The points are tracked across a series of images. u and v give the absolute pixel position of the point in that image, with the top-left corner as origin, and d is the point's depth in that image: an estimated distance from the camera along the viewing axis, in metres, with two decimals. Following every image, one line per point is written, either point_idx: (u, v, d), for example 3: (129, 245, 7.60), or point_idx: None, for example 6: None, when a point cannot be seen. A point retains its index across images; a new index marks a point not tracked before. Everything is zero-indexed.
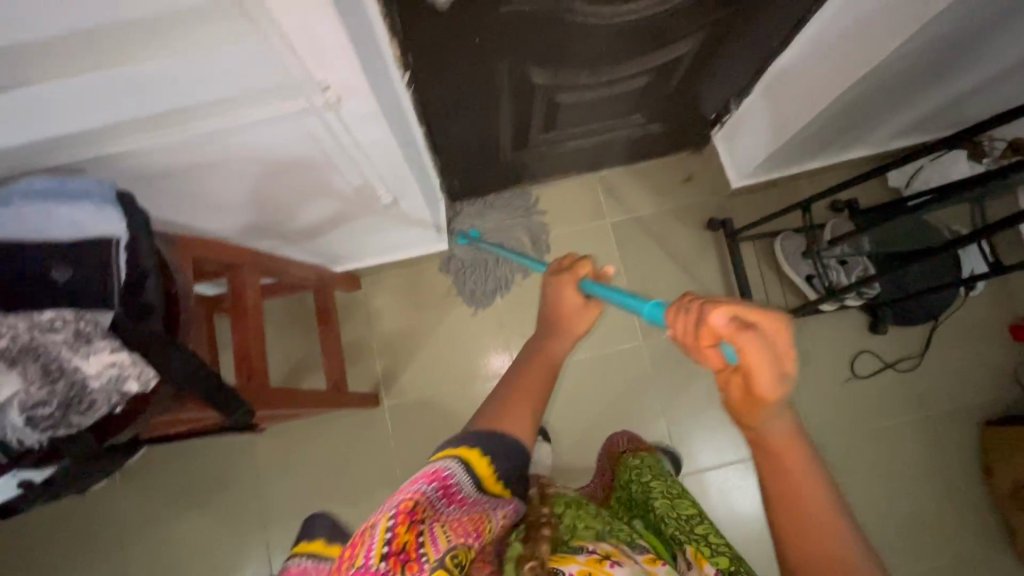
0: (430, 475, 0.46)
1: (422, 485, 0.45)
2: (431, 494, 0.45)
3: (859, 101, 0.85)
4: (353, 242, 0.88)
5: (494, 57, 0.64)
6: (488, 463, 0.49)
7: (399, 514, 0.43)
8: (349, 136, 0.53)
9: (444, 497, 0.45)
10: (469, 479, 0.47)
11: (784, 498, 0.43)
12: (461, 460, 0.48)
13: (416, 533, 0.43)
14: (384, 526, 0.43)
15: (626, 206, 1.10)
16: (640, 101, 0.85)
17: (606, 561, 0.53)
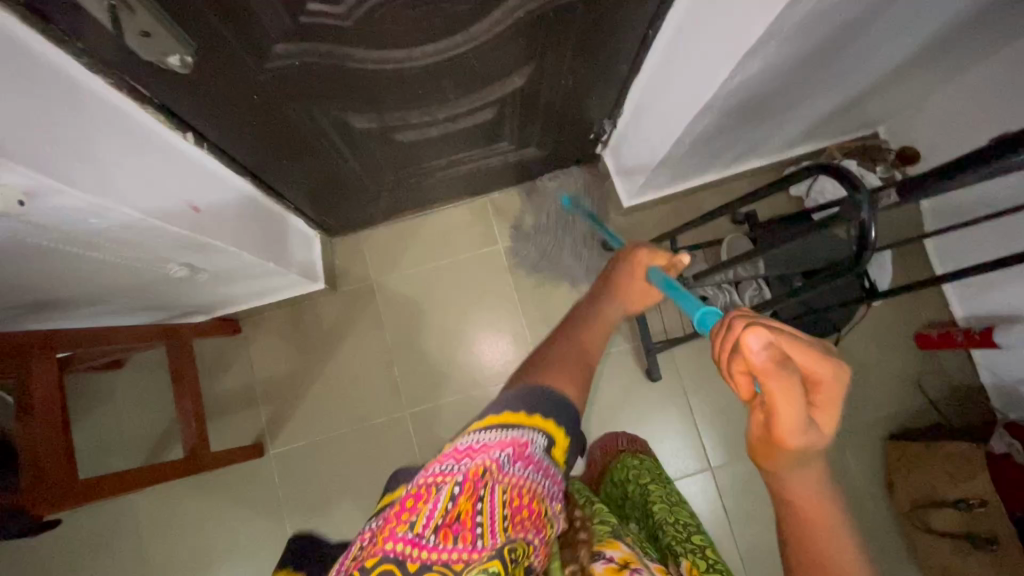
0: (511, 443, 0.41)
1: (497, 448, 0.40)
2: (503, 460, 0.40)
3: (732, 118, 0.80)
4: (197, 297, 0.81)
5: (292, 108, 0.58)
6: (563, 437, 0.45)
7: (467, 480, 0.38)
8: (80, 226, 0.46)
9: (520, 467, 0.41)
10: (547, 453, 0.43)
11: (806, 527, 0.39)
12: (545, 433, 0.43)
13: (475, 502, 0.38)
14: (452, 487, 0.37)
15: (519, 229, 1.05)
16: (501, 129, 0.80)
17: (625, 569, 0.48)
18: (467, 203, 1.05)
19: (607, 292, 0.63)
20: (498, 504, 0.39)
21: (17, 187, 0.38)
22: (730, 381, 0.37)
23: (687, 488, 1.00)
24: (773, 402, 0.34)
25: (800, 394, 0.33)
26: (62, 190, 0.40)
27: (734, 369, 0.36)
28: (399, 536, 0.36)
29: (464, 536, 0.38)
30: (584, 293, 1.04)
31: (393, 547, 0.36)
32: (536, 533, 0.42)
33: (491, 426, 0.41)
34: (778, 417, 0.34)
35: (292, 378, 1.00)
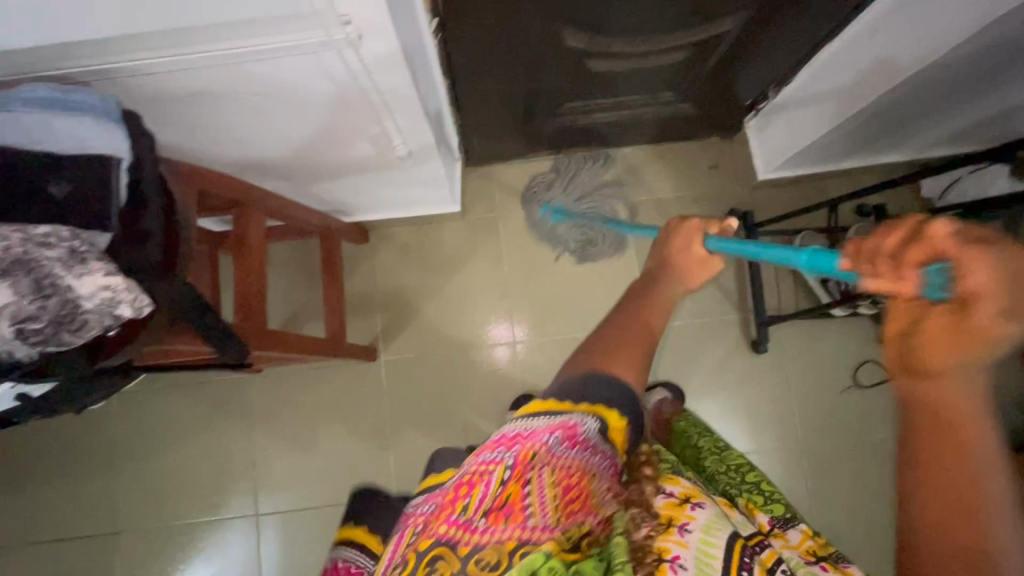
0: (557, 424, 0.40)
1: (546, 432, 0.40)
2: (556, 443, 0.39)
3: (906, 106, 0.81)
4: (362, 197, 0.86)
5: (528, 14, 0.61)
6: (621, 423, 0.43)
7: (516, 463, 0.39)
8: (369, 80, 0.50)
9: (568, 445, 0.40)
10: (598, 438, 0.41)
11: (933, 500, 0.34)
12: (598, 418, 0.41)
13: (525, 484, 0.38)
14: (501, 472, 0.38)
15: (646, 187, 1.07)
16: (675, 78, 0.82)
17: (686, 505, 0.49)
18: (599, 153, 1.07)
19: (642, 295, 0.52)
20: (547, 485, 0.39)
21: (359, 21, 0.41)
22: (892, 284, 0.35)
23: (773, 462, 1.02)
24: (967, 290, 0.32)
25: (988, 263, 0.31)
26: (386, 34, 0.43)
27: (904, 262, 0.34)
28: (450, 518, 0.37)
29: (514, 518, 0.38)
30: None
31: (444, 530, 0.37)
32: (590, 518, 0.41)
33: (538, 412, 0.41)
34: (970, 284, 0.32)
35: (410, 294, 1.05)
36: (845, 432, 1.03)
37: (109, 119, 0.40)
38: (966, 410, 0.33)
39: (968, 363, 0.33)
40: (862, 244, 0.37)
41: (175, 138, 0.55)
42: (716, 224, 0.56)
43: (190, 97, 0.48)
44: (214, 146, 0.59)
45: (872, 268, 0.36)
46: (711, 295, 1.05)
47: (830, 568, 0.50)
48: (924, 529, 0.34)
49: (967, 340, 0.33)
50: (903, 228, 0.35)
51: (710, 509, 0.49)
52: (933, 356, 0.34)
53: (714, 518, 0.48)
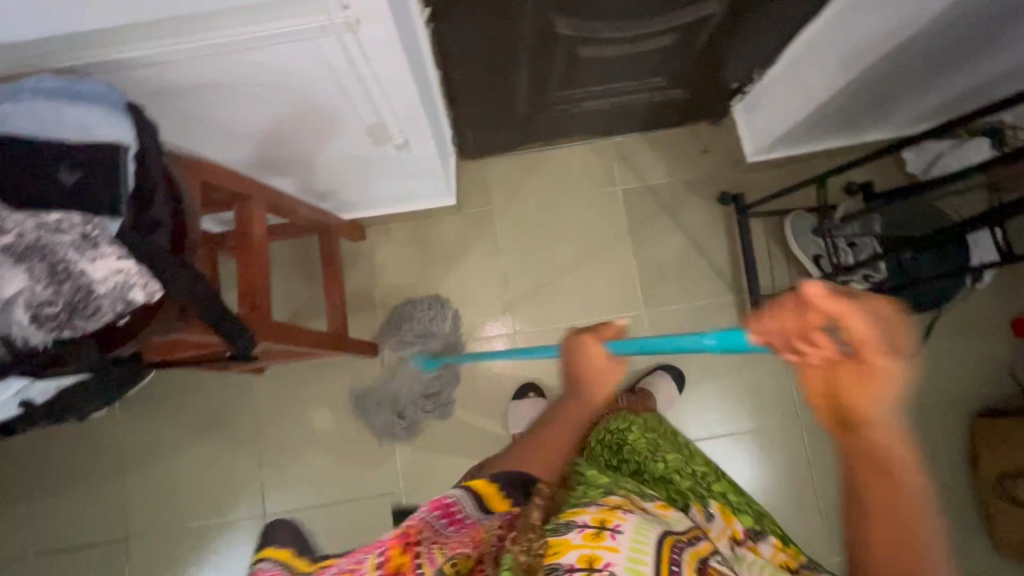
0: (431, 503, 0.46)
1: (420, 511, 0.45)
2: (431, 520, 0.44)
3: (889, 82, 0.83)
4: (358, 192, 0.87)
5: (518, 1, 0.62)
6: (492, 485, 0.48)
7: (391, 544, 0.42)
8: (367, 67, 0.51)
9: (444, 520, 0.45)
10: (476, 506, 0.47)
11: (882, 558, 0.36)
12: (467, 488, 0.48)
13: (411, 554, 0.42)
14: (375, 558, 0.41)
15: (638, 174, 1.09)
16: (663, 63, 0.84)
17: (618, 508, 0.43)
18: (591, 142, 1.09)
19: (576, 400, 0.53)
20: (435, 554, 0.42)
21: (358, 6, 0.43)
22: (806, 352, 0.35)
23: (774, 440, 1.04)
24: (855, 338, 0.33)
25: (863, 315, 0.32)
26: (383, 19, 0.44)
27: (810, 330, 0.34)
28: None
29: None
30: (694, 245, 1.07)
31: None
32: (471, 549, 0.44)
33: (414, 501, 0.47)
34: (858, 334, 0.32)
35: (410, 288, 1.05)
36: None
37: (115, 108, 0.41)
38: (898, 450, 0.36)
39: (887, 397, 0.34)
40: (759, 320, 0.37)
41: (176, 135, 0.56)
42: (611, 325, 0.53)
43: (193, 90, 0.49)
44: (215, 142, 0.60)
45: (789, 345, 0.35)
46: (707, 278, 1.07)
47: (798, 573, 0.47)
48: (869, 551, 0.36)
49: (873, 380, 0.34)
50: (785, 300, 0.35)
51: (638, 515, 0.43)
52: (858, 402, 0.35)
53: (643, 522, 0.42)
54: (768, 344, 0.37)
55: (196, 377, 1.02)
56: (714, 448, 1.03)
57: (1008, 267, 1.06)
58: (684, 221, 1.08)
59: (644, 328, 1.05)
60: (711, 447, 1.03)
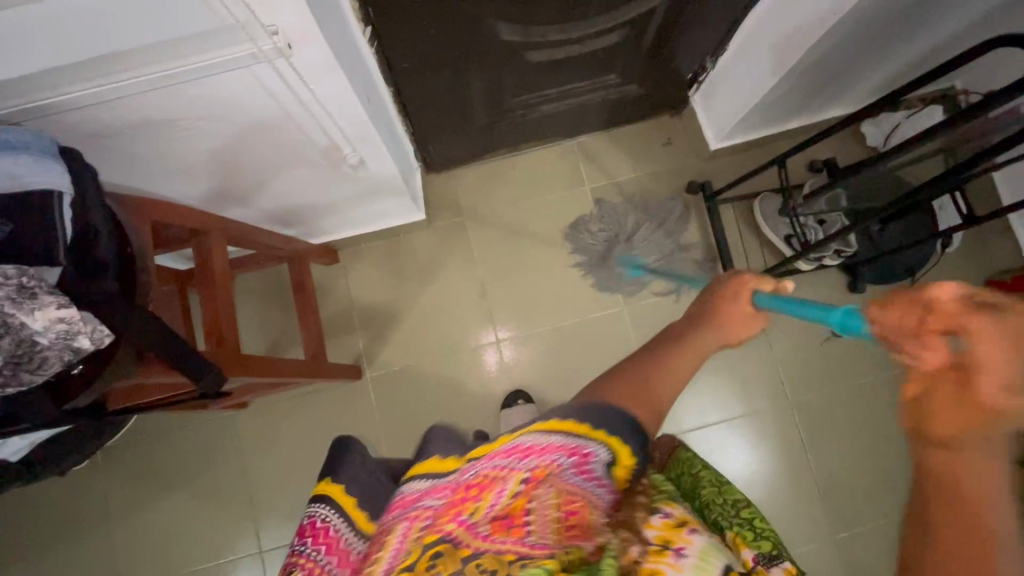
0: (571, 449, 0.39)
1: (560, 455, 0.38)
2: (567, 468, 0.39)
3: (837, 59, 0.84)
4: (323, 216, 0.86)
5: (459, 12, 0.62)
6: (624, 449, 0.40)
7: (525, 480, 0.38)
8: (308, 89, 0.51)
9: (579, 473, 0.39)
10: (607, 470, 0.40)
11: None
12: (608, 448, 0.40)
13: (528, 504, 0.38)
14: (509, 488, 0.37)
15: (605, 172, 1.09)
16: (614, 60, 0.84)
17: (685, 527, 0.44)
18: (555, 144, 1.09)
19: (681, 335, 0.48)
20: (550, 509, 0.38)
21: (286, 30, 0.43)
22: (916, 353, 0.32)
23: (768, 423, 1.04)
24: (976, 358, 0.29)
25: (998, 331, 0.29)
26: (315, 41, 0.44)
27: (925, 332, 0.31)
28: (460, 518, 0.37)
29: (515, 531, 0.37)
30: (668, 236, 1.07)
31: (451, 528, 0.37)
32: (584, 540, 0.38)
33: (559, 432, 0.39)
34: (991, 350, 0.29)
35: (388, 307, 1.05)
36: (832, 383, 1.05)
37: (46, 156, 0.40)
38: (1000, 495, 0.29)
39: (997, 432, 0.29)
40: (879, 309, 0.35)
41: (125, 177, 0.56)
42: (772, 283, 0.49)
43: (133, 129, 0.48)
44: (166, 180, 0.59)
45: (898, 343, 0.34)
46: (685, 268, 1.07)
47: None
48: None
49: (982, 410, 0.29)
50: (904, 292, 0.33)
51: (703, 539, 0.43)
52: (943, 426, 0.30)
53: (708, 547, 0.43)
54: (883, 339, 0.35)
55: (178, 419, 1.00)
56: (708, 437, 1.03)
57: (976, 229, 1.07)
58: (656, 213, 1.08)
59: (626, 324, 1.05)
60: (705, 436, 1.03)
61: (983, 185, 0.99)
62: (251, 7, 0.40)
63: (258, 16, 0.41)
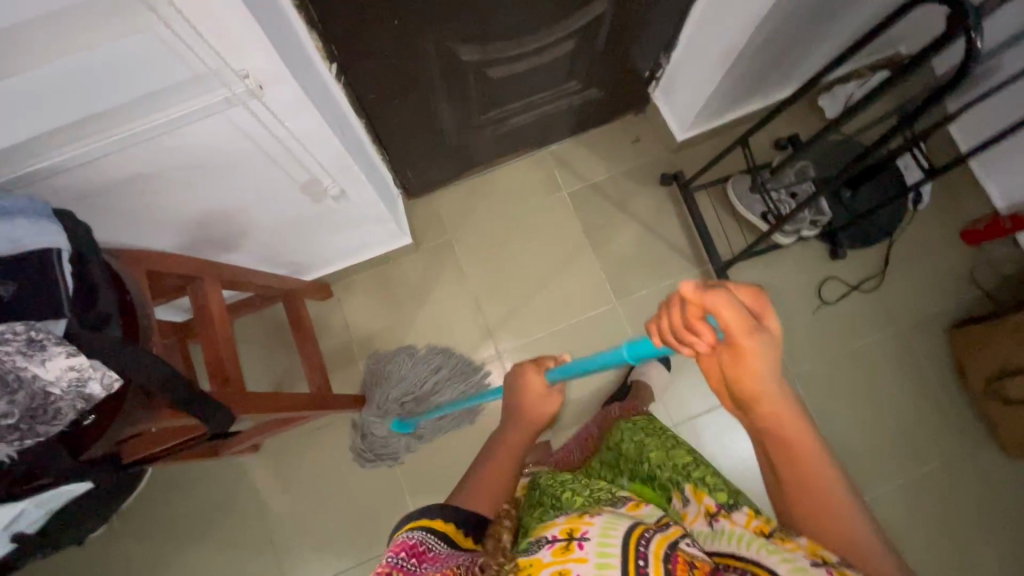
0: (397, 548, 0.44)
1: (389, 556, 0.43)
2: (402, 563, 0.43)
3: (782, 40, 0.88)
4: (312, 251, 0.88)
5: (418, 38, 0.66)
6: (452, 525, 0.48)
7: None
8: (283, 127, 0.53)
9: (418, 560, 0.43)
10: (442, 543, 0.46)
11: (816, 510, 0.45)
12: (427, 528, 0.46)
13: None
14: None
15: (580, 175, 1.12)
16: (572, 68, 0.88)
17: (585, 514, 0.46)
18: (528, 156, 1.13)
19: (515, 424, 0.64)
20: None
21: (254, 72, 0.45)
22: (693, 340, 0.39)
23: None
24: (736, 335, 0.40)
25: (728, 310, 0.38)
26: (283, 80, 0.47)
27: (692, 322, 0.39)
28: None
29: None
30: (648, 229, 1.10)
31: None
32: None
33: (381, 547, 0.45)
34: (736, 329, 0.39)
35: (385, 333, 1.06)
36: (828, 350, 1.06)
37: (42, 216, 0.42)
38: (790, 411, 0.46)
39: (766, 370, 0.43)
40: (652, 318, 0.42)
41: (117, 232, 0.58)
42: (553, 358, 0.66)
43: (118, 185, 0.51)
44: (156, 232, 0.61)
45: (678, 339, 0.41)
46: (669, 257, 1.09)
47: (774, 540, 0.45)
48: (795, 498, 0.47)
49: (754, 354, 0.41)
50: (674, 298, 0.39)
51: (608, 514, 0.46)
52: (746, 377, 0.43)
53: (613, 520, 0.45)
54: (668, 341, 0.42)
55: (190, 471, 1.00)
56: (716, 419, 1.04)
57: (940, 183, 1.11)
58: (634, 209, 1.11)
59: (621, 319, 1.07)
60: (713, 419, 1.04)
61: (940, 141, 1.03)
62: (221, 55, 0.42)
63: (228, 62, 0.43)
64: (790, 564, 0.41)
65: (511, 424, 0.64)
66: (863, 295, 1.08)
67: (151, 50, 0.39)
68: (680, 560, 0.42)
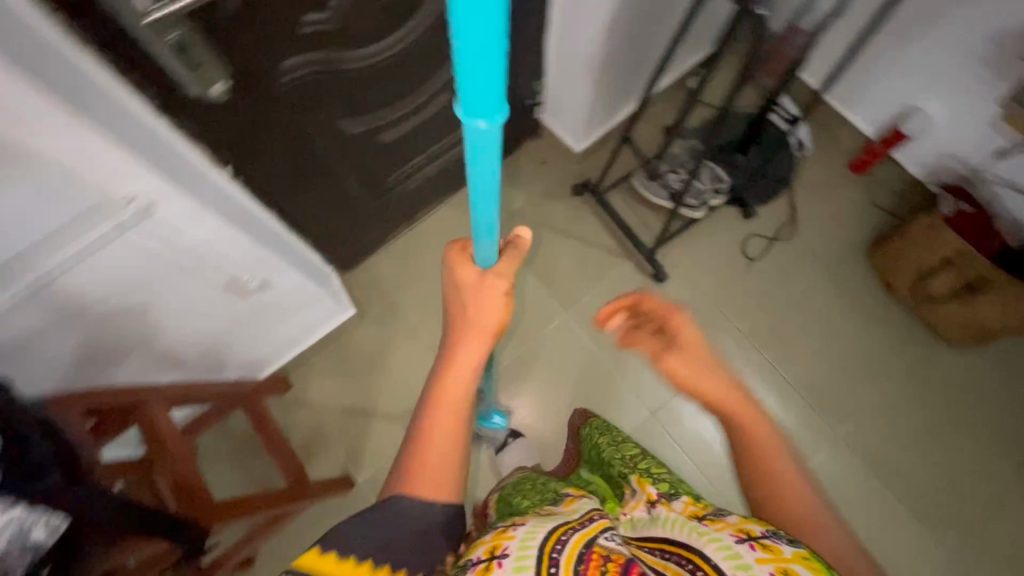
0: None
1: None
2: None
3: (632, 45, 0.97)
4: (255, 345, 0.89)
5: (300, 125, 0.70)
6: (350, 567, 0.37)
7: None
8: (186, 238, 0.56)
9: None
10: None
11: (766, 499, 0.49)
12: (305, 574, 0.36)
13: None
14: None
15: (499, 206, 1.18)
16: (457, 114, 0.94)
17: (508, 530, 0.50)
18: (446, 202, 1.18)
19: (456, 332, 0.45)
20: None
21: (140, 195, 0.48)
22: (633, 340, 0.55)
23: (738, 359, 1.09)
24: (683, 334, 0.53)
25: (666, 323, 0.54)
26: (173, 194, 0.50)
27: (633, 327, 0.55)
28: None
29: None
30: (576, 237, 1.16)
31: None
32: None
33: None
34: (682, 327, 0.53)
35: (353, 407, 1.06)
36: (770, 301, 1.12)
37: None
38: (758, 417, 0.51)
39: (708, 373, 0.52)
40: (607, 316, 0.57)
41: (42, 373, 0.59)
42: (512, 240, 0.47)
43: (32, 327, 0.53)
44: (80, 364, 0.62)
45: (626, 334, 0.56)
46: (602, 257, 1.15)
47: (708, 522, 0.47)
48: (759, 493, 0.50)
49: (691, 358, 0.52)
50: (616, 304, 0.56)
51: (526, 527, 0.50)
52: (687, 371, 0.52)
53: (531, 531, 0.49)
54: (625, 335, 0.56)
55: None
56: (690, 397, 1.07)
57: (815, 126, 1.21)
58: (558, 222, 1.17)
59: (574, 328, 1.11)
60: (687, 397, 1.07)
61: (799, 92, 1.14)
62: (103, 188, 0.45)
63: (112, 193, 0.46)
64: (718, 546, 0.44)
65: (457, 337, 0.45)
66: (785, 243, 1.16)
67: (33, 198, 0.42)
68: (595, 555, 0.45)
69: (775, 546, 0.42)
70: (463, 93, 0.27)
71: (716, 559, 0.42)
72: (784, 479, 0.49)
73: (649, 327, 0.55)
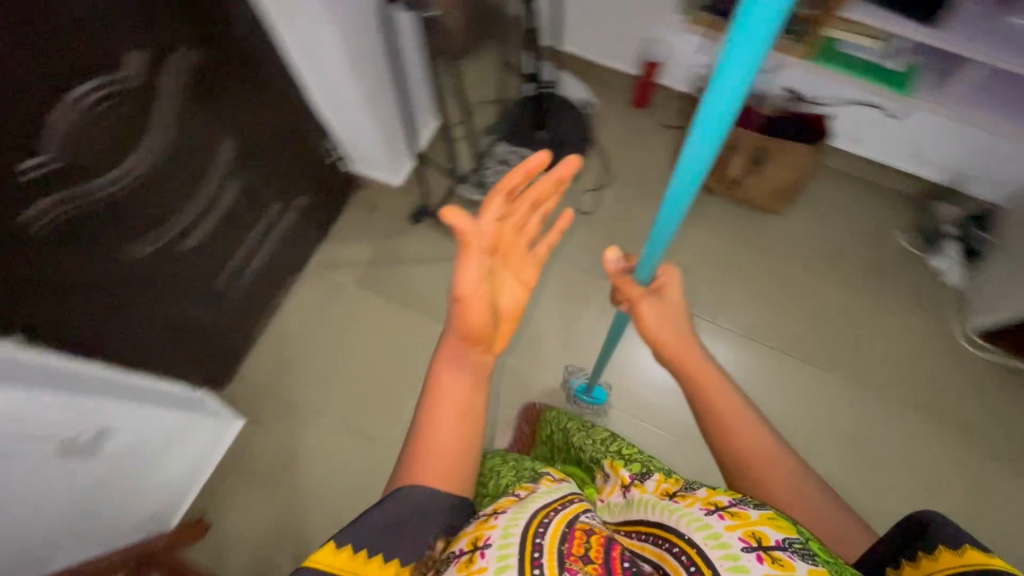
0: None
1: None
2: None
3: (390, 79, 1.03)
4: (140, 501, 0.85)
5: (82, 275, 0.70)
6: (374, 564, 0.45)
7: None
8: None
9: None
10: None
11: (752, 468, 0.52)
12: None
13: None
14: None
15: (351, 263, 1.20)
16: (257, 198, 0.97)
17: (489, 518, 0.49)
18: (299, 280, 1.18)
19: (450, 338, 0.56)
20: None
21: None
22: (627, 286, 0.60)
23: None
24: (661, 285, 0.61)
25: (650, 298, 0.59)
26: None
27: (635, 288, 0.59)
28: None
29: None
30: (433, 260, 1.20)
31: None
32: None
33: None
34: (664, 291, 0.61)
35: (282, 513, 1.01)
36: (622, 241, 1.22)
37: None
38: (724, 387, 0.56)
39: (675, 332, 0.59)
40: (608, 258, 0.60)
41: None
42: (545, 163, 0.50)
43: None
44: None
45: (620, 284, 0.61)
46: None
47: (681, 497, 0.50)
48: (746, 453, 0.53)
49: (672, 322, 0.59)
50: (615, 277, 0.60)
51: (510, 512, 0.49)
52: (653, 327, 0.59)
53: (513, 517, 0.48)
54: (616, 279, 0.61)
55: None
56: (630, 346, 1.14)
57: (589, 82, 1.34)
58: (411, 254, 1.21)
59: None
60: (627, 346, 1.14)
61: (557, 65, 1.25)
62: None
63: None
64: (689, 518, 0.46)
65: (445, 351, 0.57)
66: (611, 187, 1.27)
67: None
68: (578, 532, 0.47)
69: (741, 512, 0.45)
70: (729, 53, 0.31)
71: (691, 533, 0.44)
72: (787, 477, 0.51)
73: (643, 277, 0.59)
